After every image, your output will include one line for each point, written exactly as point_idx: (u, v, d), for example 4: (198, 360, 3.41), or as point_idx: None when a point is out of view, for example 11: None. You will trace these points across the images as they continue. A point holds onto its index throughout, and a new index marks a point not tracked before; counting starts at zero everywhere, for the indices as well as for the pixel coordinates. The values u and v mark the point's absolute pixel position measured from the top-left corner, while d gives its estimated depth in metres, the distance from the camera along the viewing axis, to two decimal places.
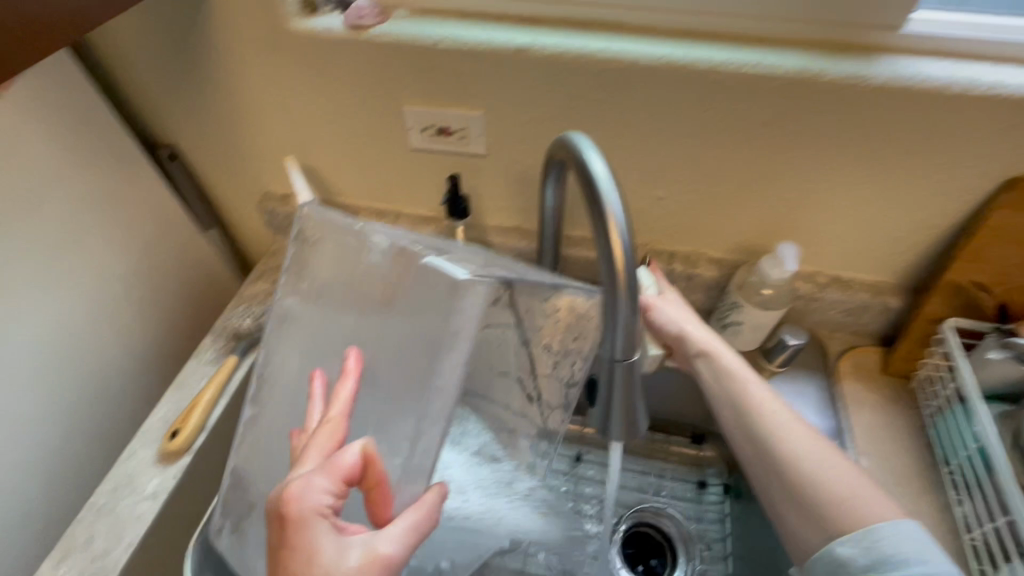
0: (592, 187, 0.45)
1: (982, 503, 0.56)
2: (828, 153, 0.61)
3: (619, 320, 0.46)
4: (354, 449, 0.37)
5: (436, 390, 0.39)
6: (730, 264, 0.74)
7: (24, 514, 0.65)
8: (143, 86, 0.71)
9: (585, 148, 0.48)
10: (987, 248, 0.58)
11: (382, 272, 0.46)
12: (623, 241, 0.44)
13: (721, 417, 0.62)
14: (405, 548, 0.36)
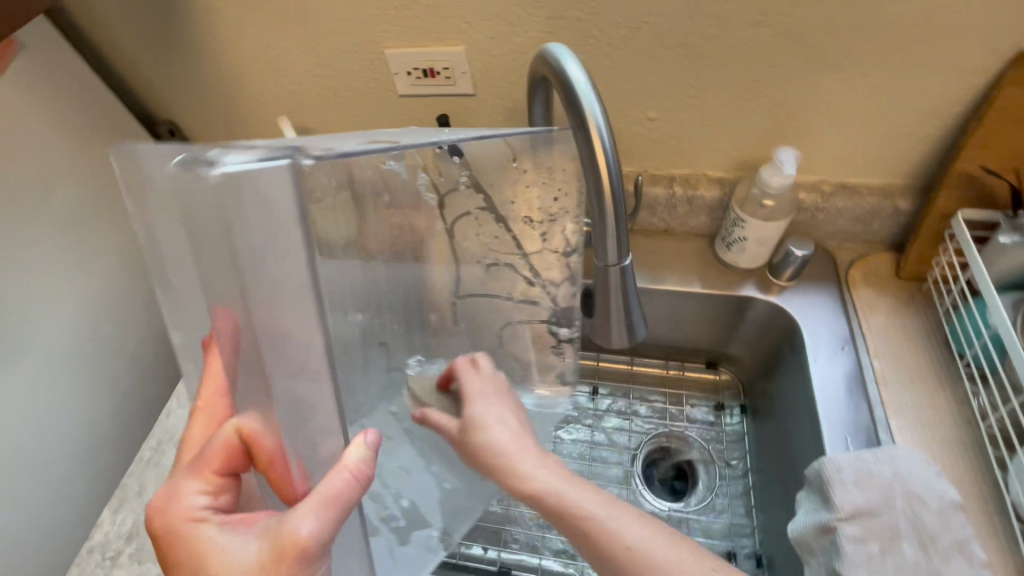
0: (571, 95, 0.41)
1: (997, 390, 0.54)
2: (847, 38, 0.54)
3: (617, 234, 0.43)
4: (223, 433, 0.37)
5: (254, 297, 0.28)
6: (731, 182, 0.70)
7: (94, 471, 0.73)
8: (139, 67, 0.73)
9: (561, 56, 0.42)
10: (996, 130, 0.54)
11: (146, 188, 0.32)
12: (608, 153, 0.40)
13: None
14: (322, 526, 0.34)
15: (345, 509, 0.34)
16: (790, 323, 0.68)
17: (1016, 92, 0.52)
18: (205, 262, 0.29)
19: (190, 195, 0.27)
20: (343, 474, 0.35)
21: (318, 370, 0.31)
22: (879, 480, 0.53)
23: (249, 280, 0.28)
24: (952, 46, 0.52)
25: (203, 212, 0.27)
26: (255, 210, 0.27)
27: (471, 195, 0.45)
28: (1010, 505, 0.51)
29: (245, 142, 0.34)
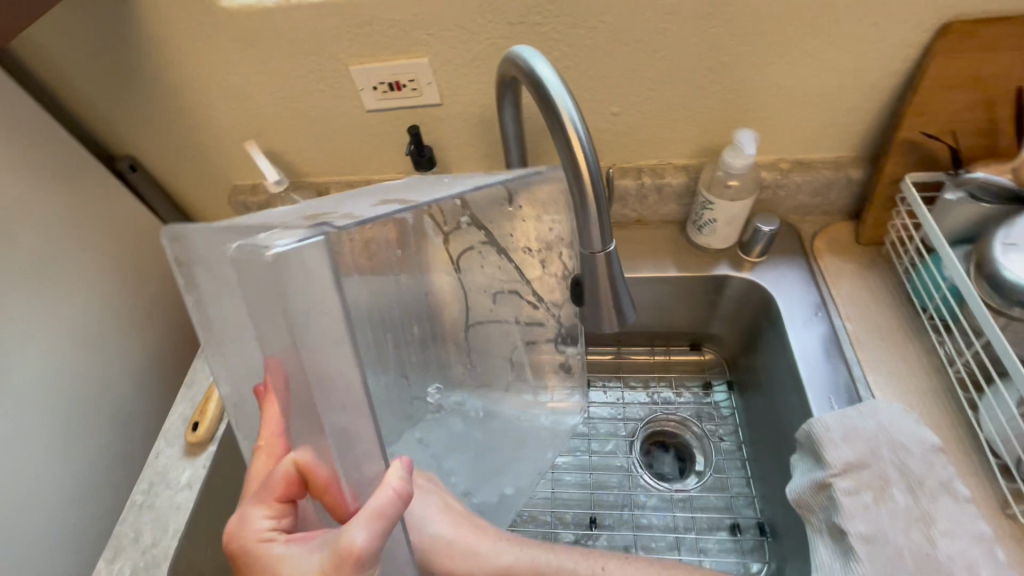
0: (544, 94, 0.43)
1: (960, 337, 0.58)
2: (788, 23, 0.57)
3: (600, 222, 0.45)
4: (283, 465, 0.38)
5: (312, 349, 0.32)
6: (695, 168, 0.73)
7: (82, 525, 0.70)
8: (94, 103, 0.71)
9: (530, 58, 0.44)
10: (931, 97, 0.59)
11: (213, 269, 0.37)
12: (585, 147, 0.42)
13: None
14: (376, 539, 0.34)
15: (391, 525, 0.35)
16: (765, 297, 0.72)
17: (943, 60, 0.56)
18: (271, 328, 0.33)
19: (253, 278, 0.31)
20: (388, 493, 0.35)
21: (359, 414, 0.34)
22: (865, 433, 0.55)
23: (308, 334, 0.32)
24: (883, 23, 0.56)
25: (260, 287, 0.31)
26: (298, 280, 0.31)
27: (474, 233, 0.51)
28: (984, 442, 0.54)
29: (278, 216, 0.41)
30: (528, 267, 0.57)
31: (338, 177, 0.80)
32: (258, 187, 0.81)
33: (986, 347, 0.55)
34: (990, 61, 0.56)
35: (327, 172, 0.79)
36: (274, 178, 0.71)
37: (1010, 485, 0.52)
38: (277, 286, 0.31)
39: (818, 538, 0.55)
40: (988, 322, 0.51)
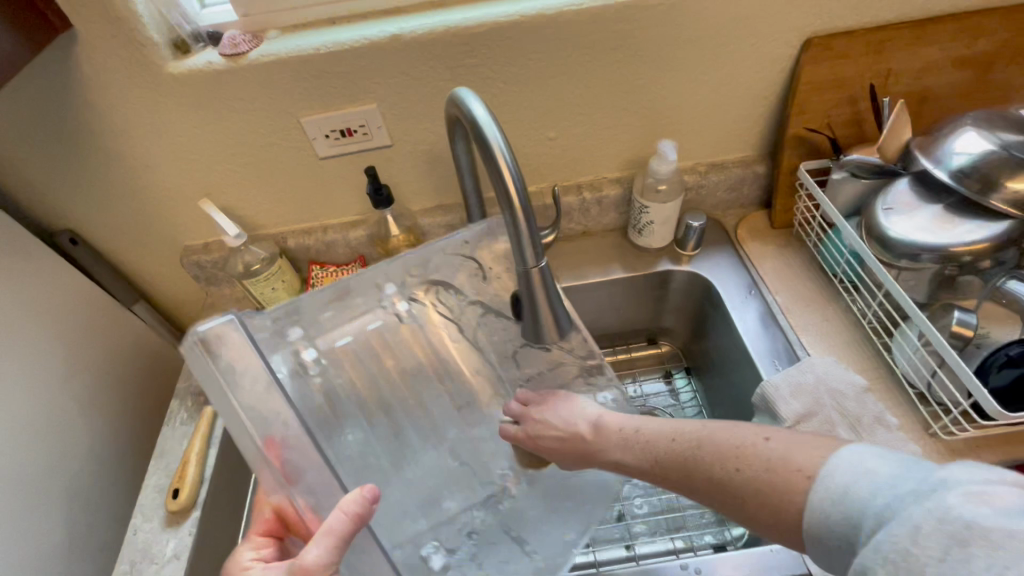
0: (478, 128, 0.46)
1: (866, 293, 0.68)
2: (687, 49, 0.68)
3: (533, 243, 0.47)
4: (268, 513, 0.49)
5: (251, 400, 0.42)
6: (628, 178, 0.81)
7: None
8: (30, 179, 0.70)
9: (467, 98, 0.48)
10: (807, 100, 0.71)
11: (209, 381, 0.43)
12: (514, 172, 0.44)
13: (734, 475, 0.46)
14: (325, 557, 0.41)
15: (341, 543, 0.41)
16: (706, 284, 0.80)
17: (811, 70, 0.69)
18: (224, 403, 0.42)
19: (201, 366, 0.43)
20: (339, 514, 0.42)
21: (297, 440, 0.42)
22: (807, 387, 0.64)
23: (243, 385, 0.43)
24: (760, 44, 0.68)
25: (207, 372, 0.43)
26: (228, 348, 0.43)
27: (470, 308, 0.65)
28: (902, 377, 0.64)
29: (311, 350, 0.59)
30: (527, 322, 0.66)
31: (295, 226, 0.81)
32: (211, 245, 0.81)
33: (888, 296, 0.64)
34: (846, 67, 0.69)
35: (284, 222, 0.80)
36: (234, 233, 0.72)
37: (928, 410, 0.62)
38: (210, 355, 0.43)
39: None
40: (885, 276, 0.61)
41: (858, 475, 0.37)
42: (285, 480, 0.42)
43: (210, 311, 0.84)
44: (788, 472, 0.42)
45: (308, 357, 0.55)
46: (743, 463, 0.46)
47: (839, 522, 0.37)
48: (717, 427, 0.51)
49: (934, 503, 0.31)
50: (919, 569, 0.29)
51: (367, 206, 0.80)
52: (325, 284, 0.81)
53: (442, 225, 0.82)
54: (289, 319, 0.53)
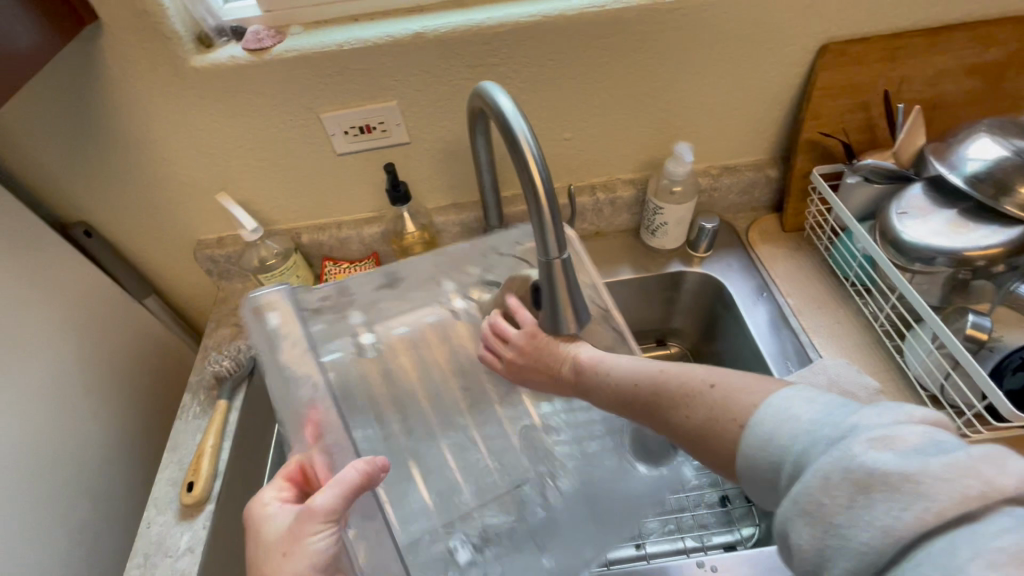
0: (503, 119, 0.46)
1: (878, 296, 0.69)
2: (705, 53, 0.69)
3: (555, 233, 0.47)
4: (286, 466, 0.53)
5: (291, 365, 0.55)
6: (641, 179, 0.82)
7: None
8: (48, 170, 0.70)
9: (493, 91, 0.48)
10: (822, 104, 0.72)
11: (260, 344, 0.57)
12: (539, 162, 0.44)
13: (684, 418, 0.49)
14: (332, 506, 0.45)
15: (348, 495, 0.46)
16: (718, 285, 0.81)
17: (826, 75, 0.69)
18: (272, 364, 0.56)
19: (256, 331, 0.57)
20: (351, 471, 0.47)
21: (323, 410, 0.53)
22: (820, 388, 0.65)
23: (284, 351, 0.56)
24: (777, 50, 0.69)
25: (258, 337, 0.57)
26: (276, 312, 0.57)
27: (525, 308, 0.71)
28: (914, 379, 0.64)
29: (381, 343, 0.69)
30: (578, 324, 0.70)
31: (310, 222, 0.82)
32: (225, 239, 0.81)
33: (901, 299, 0.65)
34: (861, 72, 0.70)
35: (298, 218, 0.81)
36: (251, 227, 0.72)
37: (940, 413, 0.62)
38: (262, 319, 0.57)
39: None
40: (899, 279, 0.62)
41: (784, 423, 0.37)
42: (308, 431, 0.53)
43: (222, 306, 0.84)
44: (726, 415, 0.44)
45: (365, 340, 0.67)
46: (693, 407, 0.48)
47: (766, 465, 0.37)
48: (675, 373, 0.53)
49: (841, 452, 0.32)
50: (829, 516, 0.31)
51: (382, 203, 0.80)
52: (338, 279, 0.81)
53: (455, 223, 0.82)
54: (346, 303, 0.64)
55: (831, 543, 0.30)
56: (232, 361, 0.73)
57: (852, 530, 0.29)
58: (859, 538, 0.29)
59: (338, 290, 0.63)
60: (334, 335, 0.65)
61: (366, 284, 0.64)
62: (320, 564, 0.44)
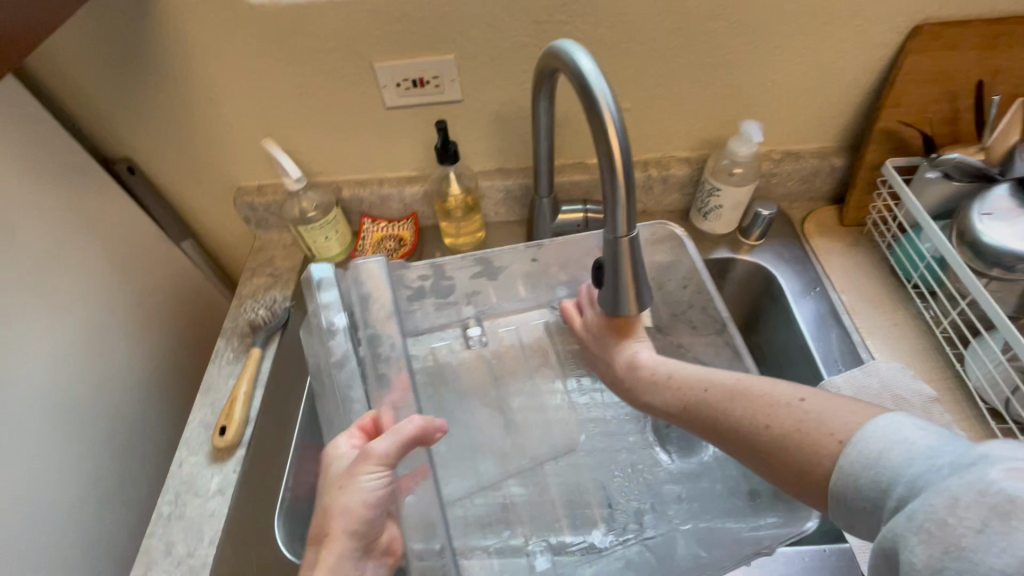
0: (582, 81, 0.43)
1: (943, 300, 0.65)
2: (786, 25, 0.64)
3: (627, 209, 0.44)
4: (361, 417, 0.54)
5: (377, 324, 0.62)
6: (698, 159, 0.78)
7: (86, 541, 0.66)
8: (95, 102, 0.69)
9: (572, 51, 0.45)
10: (905, 92, 0.67)
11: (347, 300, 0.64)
12: (619, 131, 0.42)
13: (761, 432, 0.44)
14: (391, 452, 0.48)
15: (405, 442, 0.48)
16: (767, 276, 0.78)
17: (915, 60, 0.64)
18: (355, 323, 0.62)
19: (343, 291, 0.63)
20: (412, 423, 0.49)
21: (398, 367, 0.59)
22: (872, 391, 0.62)
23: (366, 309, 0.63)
24: (865, 27, 0.64)
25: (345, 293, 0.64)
26: (367, 277, 0.65)
27: None
28: (974, 389, 0.61)
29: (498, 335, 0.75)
30: (682, 331, 0.71)
31: (352, 176, 0.80)
32: (266, 188, 0.79)
33: (970, 305, 0.61)
34: (954, 58, 0.64)
35: (340, 171, 0.79)
36: (295, 176, 0.71)
37: (999, 426, 0.59)
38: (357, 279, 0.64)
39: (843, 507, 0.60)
40: (972, 282, 0.58)
41: (894, 441, 0.35)
42: (390, 388, 0.58)
43: (258, 255, 0.83)
44: (817, 430, 0.40)
45: (473, 333, 0.74)
46: (774, 420, 0.44)
47: (867, 486, 0.35)
48: (754, 381, 0.48)
49: (974, 477, 0.29)
50: (954, 539, 0.28)
51: (427, 163, 0.78)
52: (376, 238, 0.80)
53: (499, 189, 0.80)
54: (455, 294, 0.73)
55: (951, 565, 0.27)
56: (269, 311, 0.73)
57: (980, 555, 0.27)
58: (987, 563, 0.26)
59: (436, 271, 0.70)
60: (447, 325, 0.75)
61: (462, 270, 0.71)
62: (372, 502, 0.46)
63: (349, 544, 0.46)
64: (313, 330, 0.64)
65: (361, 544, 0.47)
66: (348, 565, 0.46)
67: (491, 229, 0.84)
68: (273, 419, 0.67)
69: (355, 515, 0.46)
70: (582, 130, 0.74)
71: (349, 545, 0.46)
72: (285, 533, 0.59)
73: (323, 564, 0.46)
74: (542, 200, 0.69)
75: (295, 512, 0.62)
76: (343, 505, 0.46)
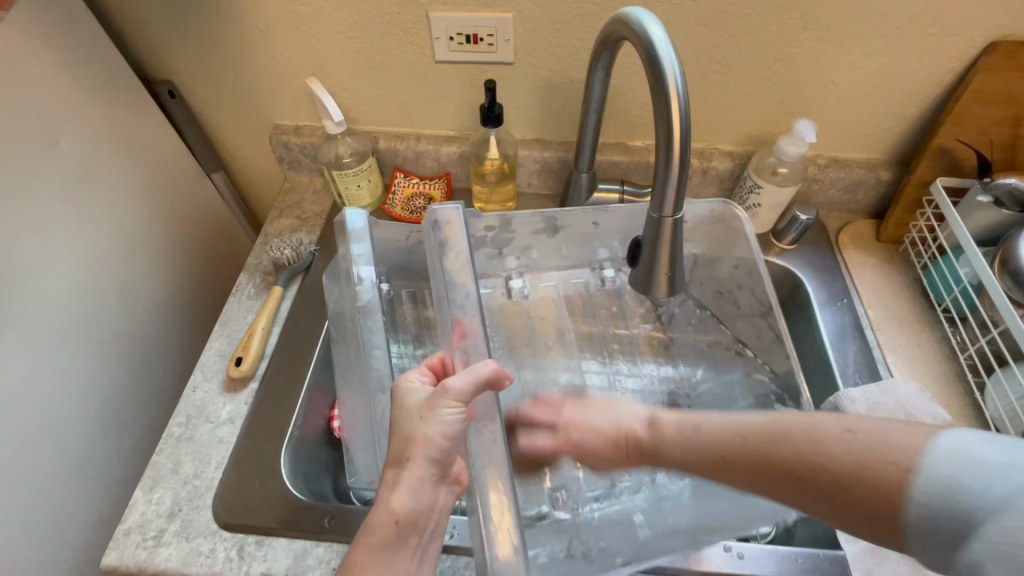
0: (649, 51, 0.42)
1: (974, 328, 0.65)
2: (858, 23, 0.62)
3: (678, 188, 0.43)
4: (428, 358, 0.53)
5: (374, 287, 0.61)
6: (742, 155, 0.76)
7: (96, 450, 0.67)
8: (144, 18, 0.68)
9: (642, 18, 0.44)
10: (969, 110, 0.65)
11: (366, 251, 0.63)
12: (682, 106, 0.41)
13: (817, 488, 0.40)
14: (468, 392, 0.46)
15: (481, 383, 0.46)
16: (795, 281, 0.77)
17: (986, 77, 0.62)
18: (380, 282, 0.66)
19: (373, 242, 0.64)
20: (487, 366, 0.47)
21: (470, 317, 0.52)
22: (885, 407, 0.61)
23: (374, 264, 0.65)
24: (938, 37, 0.62)
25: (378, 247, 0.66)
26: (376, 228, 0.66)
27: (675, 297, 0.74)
28: (989, 419, 0.61)
29: (541, 289, 0.74)
30: (726, 312, 0.71)
31: (391, 128, 0.79)
32: (303, 129, 0.79)
33: (1002, 335, 0.60)
34: None
35: (380, 121, 0.78)
36: (336, 119, 0.70)
37: None
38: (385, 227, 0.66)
39: None
40: (1011, 312, 0.57)
41: (960, 458, 0.33)
42: (456, 333, 0.52)
43: (287, 196, 0.83)
44: (881, 465, 0.37)
45: (516, 284, 0.73)
46: (823, 458, 0.40)
47: (946, 512, 0.33)
48: (780, 429, 0.44)
49: None
50: None
51: (466, 124, 0.77)
52: (406, 195, 0.79)
53: (537, 160, 0.78)
54: (509, 248, 0.71)
55: None
56: (295, 252, 0.73)
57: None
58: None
59: (502, 224, 0.68)
60: (490, 274, 0.73)
61: (528, 225, 0.69)
62: (452, 435, 0.45)
63: (426, 471, 0.44)
64: (342, 276, 0.64)
65: (439, 470, 0.45)
66: (425, 488, 0.45)
67: (522, 199, 0.83)
68: (287, 359, 0.67)
69: (436, 445, 0.44)
70: (630, 109, 0.73)
71: (429, 470, 0.44)
72: (290, 470, 0.60)
73: (402, 487, 0.44)
74: (581, 175, 0.68)
75: (298, 452, 0.63)
76: (424, 435, 0.44)
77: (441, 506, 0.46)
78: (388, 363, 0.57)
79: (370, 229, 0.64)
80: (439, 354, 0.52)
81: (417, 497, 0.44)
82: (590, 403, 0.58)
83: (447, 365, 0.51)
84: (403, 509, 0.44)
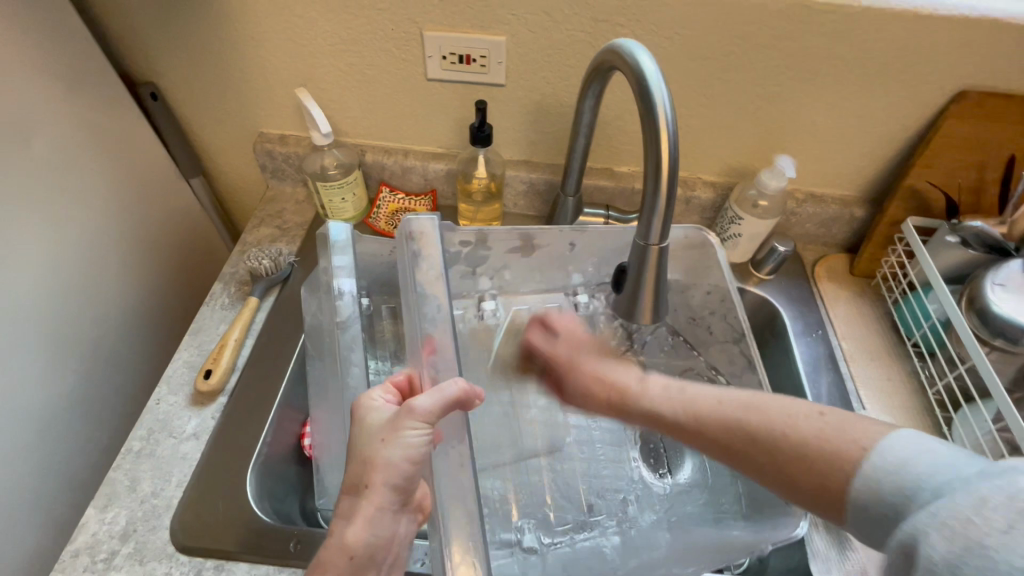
0: (641, 83, 0.43)
1: (942, 363, 0.66)
2: (837, 67, 0.64)
3: (664, 219, 0.44)
4: (395, 375, 0.51)
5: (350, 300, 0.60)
6: (724, 186, 0.78)
7: (49, 463, 0.64)
8: (131, 19, 0.67)
9: (635, 50, 0.45)
10: (938, 154, 0.68)
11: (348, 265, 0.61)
12: (672, 139, 0.42)
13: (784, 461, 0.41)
14: (434, 412, 0.45)
15: (449, 403, 0.45)
16: (772, 313, 0.78)
17: (955, 123, 0.65)
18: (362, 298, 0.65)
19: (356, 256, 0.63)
20: (455, 385, 0.46)
21: (440, 333, 0.51)
22: None
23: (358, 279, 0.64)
24: (910, 83, 0.65)
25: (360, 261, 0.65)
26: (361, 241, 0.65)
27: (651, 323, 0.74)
28: None
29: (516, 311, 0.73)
30: (699, 339, 0.72)
31: (378, 142, 0.78)
32: (289, 138, 0.78)
33: (968, 373, 0.62)
34: (993, 129, 0.65)
35: (368, 134, 0.77)
36: (324, 130, 0.69)
37: None
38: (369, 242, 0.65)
39: (815, 532, 0.57)
40: (978, 351, 0.58)
41: (913, 448, 0.34)
42: (425, 349, 0.50)
43: (269, 205, 0.81)
44: (838, 443, 0.38)
45: (488, 307, 0.72)
46: (792, 434, 0.41)
47: (890, 494, 0.33)
48: (759, 405, 0.45)
49: (1005, 480, 0.28)
50: (972, 536, 0.27)
51: (455, 142, 0.77)
52: (391, 210, 0.78)
53: (524, 181, 0.79)
54: (483, 266, 0.70)
55: (964, 561, 0.27)
56: (273, 263, 0.71)
57: (1002, 557, 0.26)
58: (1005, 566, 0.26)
59: (479, 240, 0.66)
60: (461, 294, 0.72)
61: (504, 242, 0.68)
62: (416, 459, 0.43)
63: (386, 498, 0.43)
64: (322, 289, 0.63)
65: (401, 498, 0.44)
66: (384, 519, 0.43)
67: (508, 218, 0.83)
68: (260, 372, 0.65)
69: (396, 471, 0.43)
70: (618, 136, 0.74)
71: (387, 498, 0.43)
72: (256, 491, 0.57)
73: (358, 518, 0.42)
74: (567, 197, 0.68)
75: (266, 471, 0.60)
76: (385, 459, 0.43)
77: (400, 538, 0.45)
78: (365, 381, 0.55)
79: (353, 242, 0.63)
80: (405, 369, 0.51)
81: (374, 530, 0.43)
82: (606, 358, 0.61)
83: (412, 381, 0.50)
84: (359, 543, 0.42)
